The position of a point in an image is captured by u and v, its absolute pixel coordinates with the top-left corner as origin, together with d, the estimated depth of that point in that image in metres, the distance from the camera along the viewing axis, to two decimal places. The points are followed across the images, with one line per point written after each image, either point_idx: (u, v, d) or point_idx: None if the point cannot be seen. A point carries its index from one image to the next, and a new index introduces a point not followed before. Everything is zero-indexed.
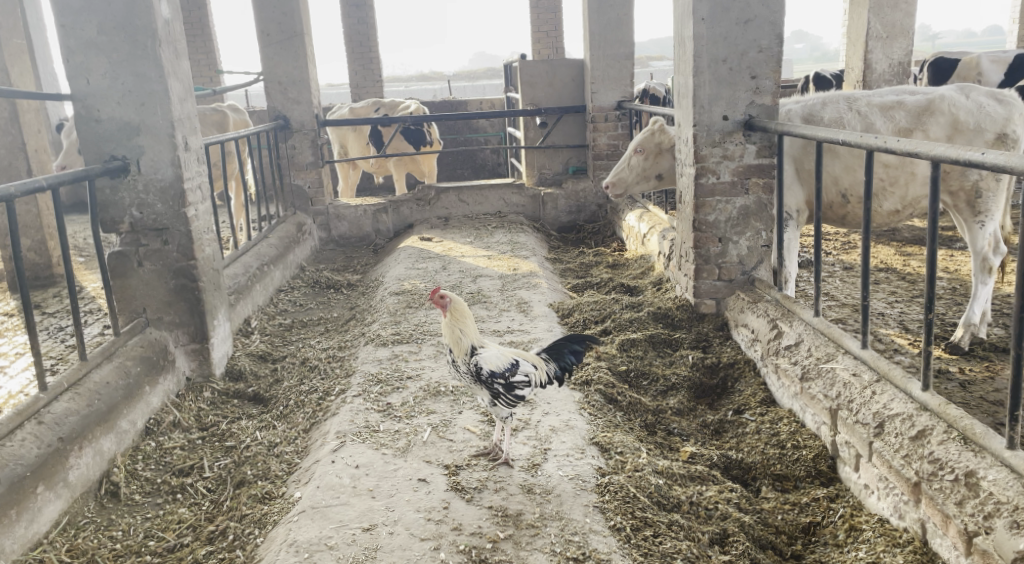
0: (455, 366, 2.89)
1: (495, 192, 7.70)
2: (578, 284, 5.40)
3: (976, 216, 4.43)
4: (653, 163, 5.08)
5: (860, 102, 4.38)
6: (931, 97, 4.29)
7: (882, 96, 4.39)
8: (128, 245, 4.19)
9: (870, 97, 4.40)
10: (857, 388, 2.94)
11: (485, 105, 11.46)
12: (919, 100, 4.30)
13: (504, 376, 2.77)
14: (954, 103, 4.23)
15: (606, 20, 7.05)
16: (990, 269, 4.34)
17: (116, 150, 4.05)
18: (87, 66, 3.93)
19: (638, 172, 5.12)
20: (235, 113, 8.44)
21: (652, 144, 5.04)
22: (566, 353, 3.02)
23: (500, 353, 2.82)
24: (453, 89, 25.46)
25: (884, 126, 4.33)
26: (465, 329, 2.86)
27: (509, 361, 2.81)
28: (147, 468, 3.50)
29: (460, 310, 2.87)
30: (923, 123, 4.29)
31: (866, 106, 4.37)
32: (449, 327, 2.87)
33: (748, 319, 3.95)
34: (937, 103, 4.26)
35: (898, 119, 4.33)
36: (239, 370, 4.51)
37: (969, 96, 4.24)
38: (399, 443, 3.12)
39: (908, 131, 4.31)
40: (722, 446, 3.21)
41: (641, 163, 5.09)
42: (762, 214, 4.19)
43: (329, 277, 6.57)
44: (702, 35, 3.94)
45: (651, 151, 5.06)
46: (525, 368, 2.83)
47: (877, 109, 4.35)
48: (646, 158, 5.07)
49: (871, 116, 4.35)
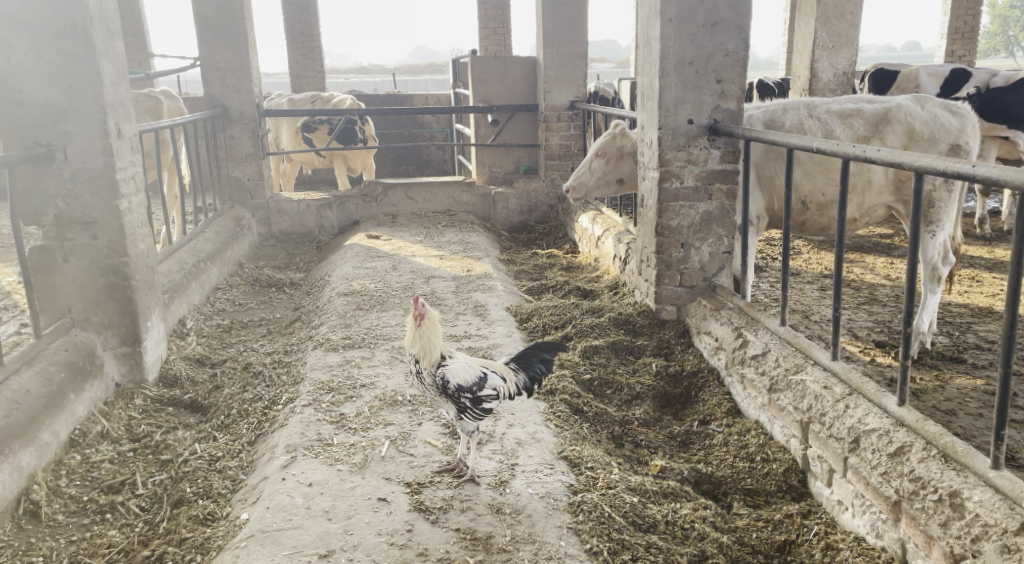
0: (419, 378, 2.72)
1: (444, 190, 7.53)
2: (533, 286, 5.27)
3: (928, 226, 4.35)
4: (614, 168, 4.98)
5: (820, 109, 4.35)
6: (888, 106, 4.28)
7: (840, 103, 4.37)
8: (51, 239, 3.88)
9: (829, 104, 4.37)
10: (830, 401, 2.85)
11: (431, 100, 11.22)
12: (878, 109, 4.29)
13: (472, 391, 2.63)
14: (910, 113, 4.22)
15: (560, 18, 6.94)
16: (938, 279, 4.35)
17: (39, 136, 3.73)
18: (9, 44, 3.61)
19: (598, 176, 5.02)
20: (170, 101, 8.05)
21: (613, 149, 4.94)
22: (535, 363, 2.88)
23: (470, 365, 2.67)
24: (394, 82, 25.10)
25: (843, 134, 4.30)
26: (434, 339, 2.70)
27: (479, 374, 2.67)
28: (71, 484, 3.26)
29: (432, 318, 2.71)
30: (880, 132, 4.28)
31: (825, 113, 4.34)
32: (416, 334, 2.71)
33: (710, 327, 3.88)
34: (894, 112, 4.25)
35: (856, 127, 4.31)
36: (174, 375, 4.25)
37: (925, 106, 4.24)
38: (355, 459, 2.93)
39: (866, 139, 4.30)
40: (691, 459, 3.10)
41: (602, 167, 4.99)
42: (724, 220, 4.12)
43: (270, 275, 6.30)
44: (669, 36, 3.85)
45: (612, 156, 4.95)
46: (494, 382, 2.69)
47: (836, 117, 4.32)
48: (607, 162, 4.97)
49: (830, 123, 4.32)
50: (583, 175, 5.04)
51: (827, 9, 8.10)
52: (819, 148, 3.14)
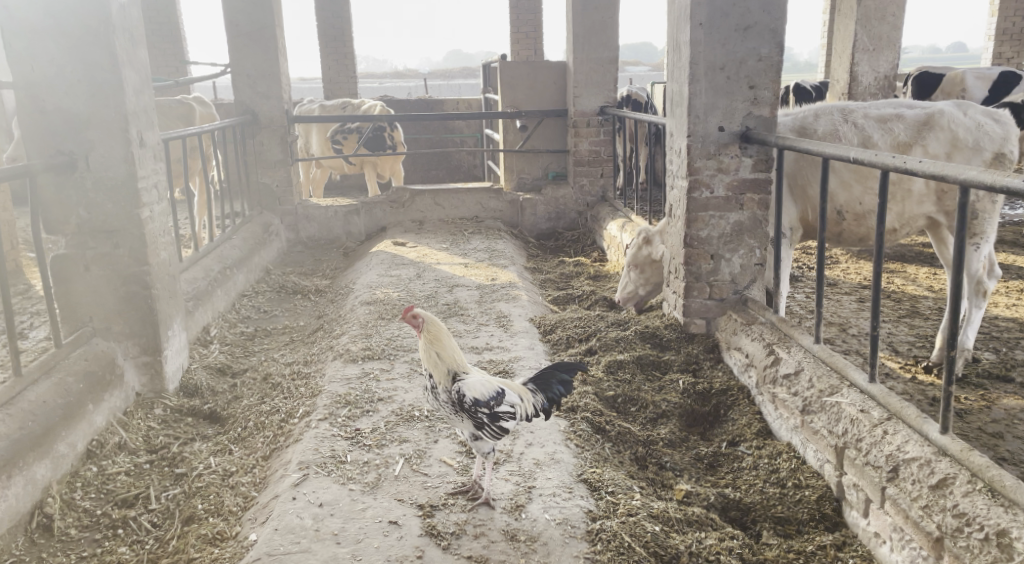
0: (435, 395, 2.64)
1: (472, 196, 7.45)
2: (559, 296, 5.16)
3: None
4: (652, 272, 4.57)
5: (856, 114, 4.17)
6: (930, 111, 4.07)
7: (879, 108, 4.18)
8: (73, 247, 3.85)
9: (866, 109, 4.19)
10: (867, 426, 2.70)
11: (462, 105, 11.16)
12: (918, 114, 4.09)
13: (488, 406, 2.52)
14: (954, 119, 4.00)
15: (591, 22, 6.82)
16: (982, 294, 4.12)
17: (61, 144, 3.70)
18: (32, 52, 3.59)
19: (641, 286, 4.61)
20: (202, 107, 8.07)
21: (640, 256, 4.56)
22: (555, 383, 2.76)
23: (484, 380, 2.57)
24: (428, 87, 25.17)
25: (881, 140, 4.11)
26: (444, 353, 2.62)
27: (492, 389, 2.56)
28: (86, 497, 3.22)
29: (438, 332, 2.64)
30: (921, 139, 4.07)
31: (862, 119, 4.16)
32: (425, 349, 2.64)
33: (741, 343, 3.73)
34: (936, 118, 4.03)
35: (895, 133, 4.11)
36: (194, 385, 4.21)
37: (969, 112, 4.01)
38: (368, 478, 2.84)
39: (905, 146, 4.10)
40: (718, 483, 2.96)
41: (641, 276, 4.59)
42: (757, 231, 3.97)
43: (296, 282, 6.26)
44: (699, 40, 3.72)
45: (645, 263, 4.56)
46: (511, 398, 2.57)
47: (874, 122, 4.13)
48: (643, 271, 4.57)
49: (867, 129, 4.13)
50: (624, 287, 4.65)
51: (868, 11, 7.87)
52: (856, 158, 2.98)
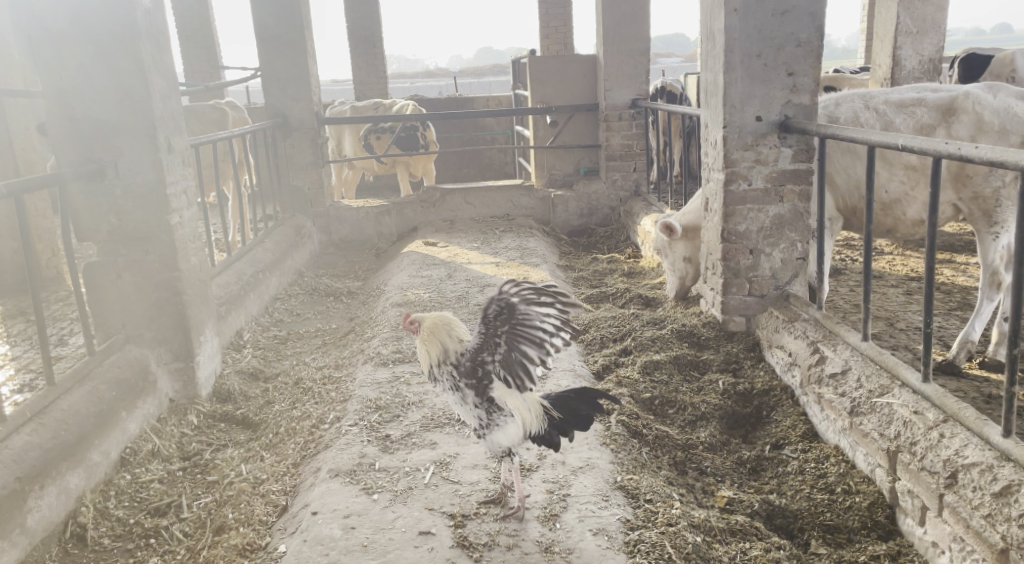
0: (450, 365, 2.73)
1: (503, 194, 7.35)
2: (592, 294, 5.04)
3: (990, 227, 3.88)
4: (676, 255, 4.51)
5: (877, 99, 4.00)
6: (955, 94, 3.85)
7: (901, 92, 4.00)
8: (105, 254, 3.83)
9: (888, 94, 4.01)
10: (922, 429, 2.55)
11: (492, 102, 11.07)
12: (942, 97, 3.88)
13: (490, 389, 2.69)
14: (979, 102, 3.77)
15: (621, 14, 6.70)
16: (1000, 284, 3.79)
17: (90, 152, 3.68)
18: (60, 59, 3.57)
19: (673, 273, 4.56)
20: (234, 111, 8.10)
21: (661, 240, 4.57)
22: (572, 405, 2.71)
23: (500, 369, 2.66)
24: (458, 86, 25.12)
25: (904, 125, 3.92)
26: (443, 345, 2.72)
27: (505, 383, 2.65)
28: (119, 506, 3.19)
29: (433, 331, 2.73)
30: (944, 122, 3.87)
31: (883, 104, 3.98)
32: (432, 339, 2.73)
33: (784, 341, 3.59)
34: (960, 101, 3.82)
35: (919, 117, 3.91)
36: (227, 390, 4.18)
37: (997, 95, 3.77)
38: (398, 486, 2.77)
39: (930, 129, 3.89)
40: (762, 489, 2.83)
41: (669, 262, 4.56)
42: (798, 224, 3.82)
43: (329, 284, 6.22)
44: (734, 27, 3.58)
45: (665, 248, 4.57)
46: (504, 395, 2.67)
47: (896, 107, 3.95)
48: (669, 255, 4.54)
49: (889, 113, 3.95)
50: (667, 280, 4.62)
51: None
52: (905, 145, 2.82)
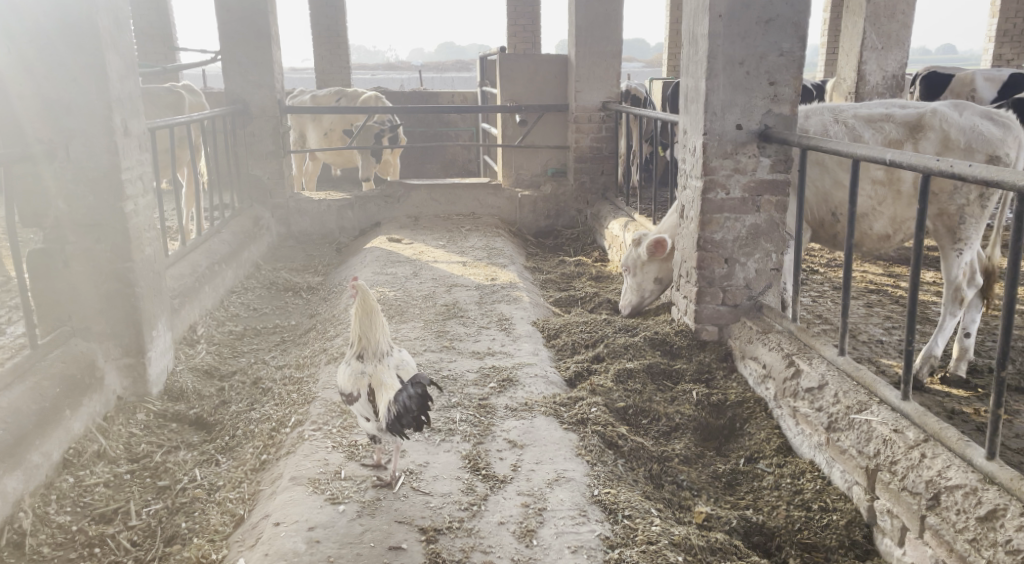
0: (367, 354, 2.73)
1: (469, 192, 7.25)
2: (561, 298, 4.97)
3: (954, 243, 3.85)
4: (645, 276, 4.44)
5: (846, 114, 3.98)
6: (922, 111, 3.85)
7: (869, 108, 3.98)
8: (52, 242, 3.61)
9: (857, 109, 4.00)
10: (903, 448, 2.53)
11: (458, 98, 10.94)
12: (910, 113, 3.87)
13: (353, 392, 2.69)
14: (946, 119, 3.77)
15: (594, 15, 6.65)
16: (961, 301, 3.78)
17: (40, 133, 3.46)
18: (5, 34, 3.35)
19: (636, 291, 4.49)
20: (192, 96, 7.84)
21: (631, 258, 4.48)
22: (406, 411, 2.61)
23: (357, 374, 2.69)
24: (421, 81, 24.87)
25: (872, 140, 3.90)
26: (363, 325, 2.74)
27: (356, 388, 2.68)
28: (62, 511, 3.01)
29: (366, 307, 2.76)
30: (911, 138, 3.85)
31: (852, 118, 3.96)
32: (358, 317, 2.75)
33: (757, 352, 3.55)
34: (927, 117, 3.81)
35: (887, 133, 3.90)
36: (180, 388, 4.00)
37: (963, 113, 3.77)
38: (366, 496, 2.64)
39: (898, 145, 3.88)
40: (738, 504, 2.77)
41: (634, 281, 4.48)
42: (773, 234, 3.79)
43: (288, 278, 6.04)
44: (718, 33, 3.53)
45: (634, 266, 4.46)
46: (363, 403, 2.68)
47: (864, 122, 3.93)
48: (634, 275, 4.46)
49: (858, 128, 3.93)
50: (623, 294, 4.57)
51: (877, 8, 7.70)
52: (893, 160, 2.79)
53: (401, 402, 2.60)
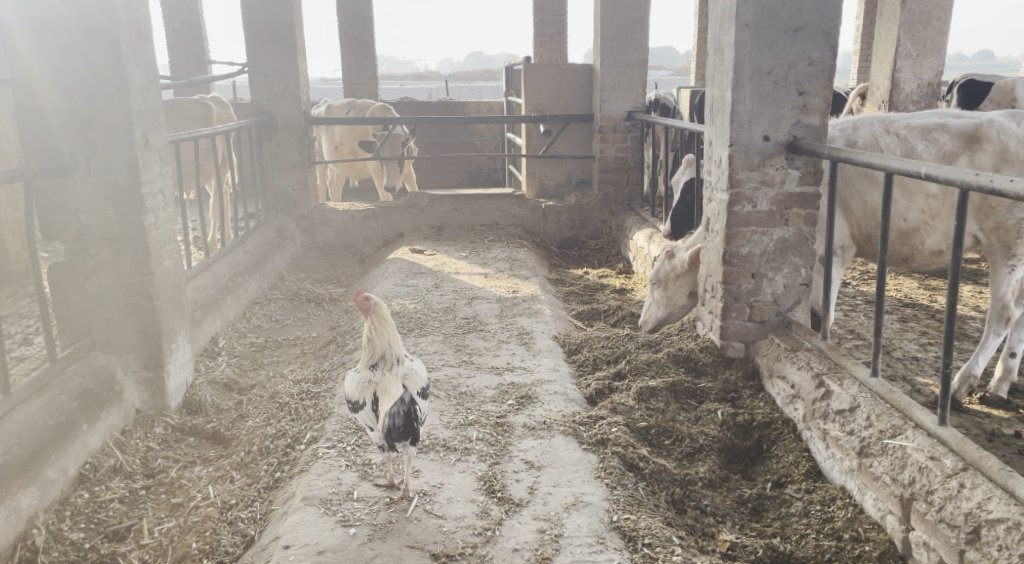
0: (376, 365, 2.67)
1: (493, 202, 7.18)
2: (584, 311, 4.87)
3: (994, 258, 3.70)
4: (678, 288, 4.24)
5: (897, 124, 3.84)
6: (979, 121, 3.68)
7: (922, 118, 3.83)
8: (73, 255, 3.60)
9: (909, 119, 3.85)
10: (940, 477, 2.41)
11: (484, 108, 10.91)
12: (965, 124, 3.71)
13: (356, 402, 2.66)
14: (1004, 130, 3.59)
15: (620, 24, 6.57)
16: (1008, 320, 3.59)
17: (61, 146, 3.46)
18: (30, 49, 3.36)
19: (666, 305, 4.28)
20: (220, 107, 7.88)
21: (663, 271, 4.26)
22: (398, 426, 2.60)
23: (362, 383, 2.65)
24: (449, 91, 24.91)
25: (925, 152, 3.75)
26: (376, 335, 2.68)
27: (361, 397, 2.64)
28: (75, 528, 2.98)
29: (380, 318, 2.69)
30: (967, 150, 3.68)
31: (905, 129, 3.82)
32: (370, 327, 2.69)
33: (785, 371, 3.43)
34: (983, 128, 3.64)
35: (941, 144, 3.74)
36: (198, 401, 3.97)
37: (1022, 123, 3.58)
38: (378, 519, 2.58)
39: (952, 157, 3.71)
40: (765, 532, 2.66)
41: (666, 294, 4.26)
42: (802, 249, 3.67)
43: (311, 289, 6.02)
44: (745, 43, 3.43)
45: (668, 278, 4.24)
46: (365, 414, 2.65)
47: (918, 133, 3.79)
48: (665, 288, 4.25)
49: (910, 139, 3.79)
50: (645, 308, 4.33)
51: (912, 15, 7.52)
52: (929, 174, 2.67)
53: (391, 417, 2.59)
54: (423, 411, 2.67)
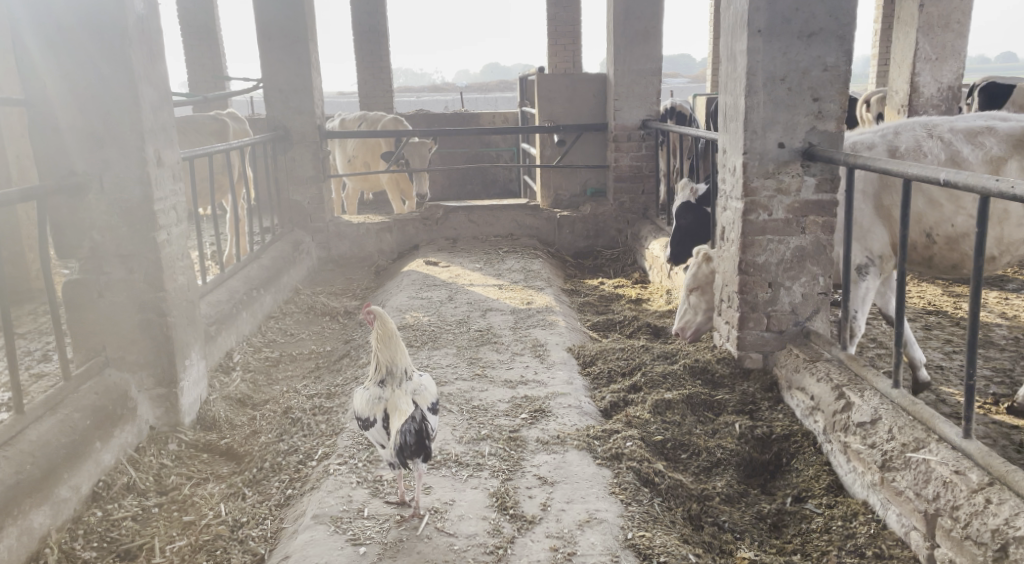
0: (386, 381, 2.63)
1: (507, 213, 7.15)
2: (599, 322, 4.82)
3: None
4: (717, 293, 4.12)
5: (942, 127, 3.72)
6: None
7: (965, 121, 3.74)
8: (87, 273, 3.61)
9: (952, 123, 3.74)
10: (965, 492, 2.33)
11: (498, 119, 10.90)
12: (1012, 127, 3.66)
13: (367, 419, 2.61)
14: None
15: (634, 32, 6.53)
16: None
17: (74, 164, 3.47)
18: (47, 69, 3.38)
19: (705, 310, 4.15)
20: (235, 122, 7.92)
21: (700, 276, 4.13)
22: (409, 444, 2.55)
23: (372, 400, 2.60)
24: (464, 101, 25.02)
25: (972, 156, 3.66)
26: (385, 350, 2.64)
27: (373, 414, 2.60)
28: (88, 547, 2.97)
29: (387, 332, 2.66)
30: (1015, 154, 3.64)
31: (949, 133, 3.71)
32: (379, 342, 2.65)
33: (804, 383, 3.36)
34: None
35: (987, 149, 3.66)
36: (212, 417, 3.95)
37: None
38: (388, 537, 2.54)
39: (1001, 161, 3.65)
40: (784, 549, 2.59)
41: (704, 299, 4.13)
42: (820, 257, 3.61)
43: (326, 303, 6.01)
44: (758, 49, 3.38)
45: (707, 283, 4.12)
46: (377, 431, 2.60)
47: (963, 136, 3.69)
48: (702, 294, 4.13)
49: (956, 143, 3.68)
50: (681, 315, 4.20)
51: (931, 18, 7.43)
52: (948, 180, 2.60)
53: (403, 434, 2.54)
54: (434, 427, 2.64)
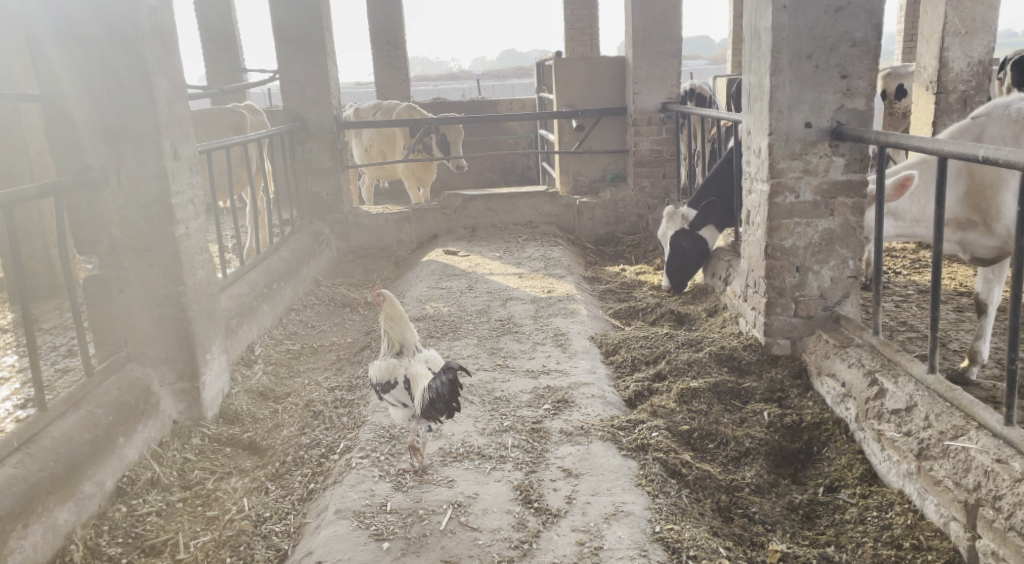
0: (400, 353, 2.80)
1: (526, 201, 7.05)
2: (622, 309, 4.75)
3: None
4: None
5: None
6: None
7: None
8: (106, 268, 3.59)
9: None
10: (1008, 483, 2.25)
11: (516, 105, 10.81)
12: None
13: (387, 382, 2.71)
14: None
15: (653, 13, 6.40)
16: None
17: (91, 160, 3.44)
18: (62, 64, 3.35)
19: None
20: (253, 115, 7.90)
21: None
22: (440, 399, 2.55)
23: (390, 364, 2.73)
24: (482, 89, 24.94)
25: None
26: (399, 323, 2.81)
27: (392, 377, 2.71)
28: (113, 543, 2.95)
29: (396, 307, 2.83)
30: None
31: None
32: (389, 315, 2.82)
33: (835, 369, 3.28)
34: None
35: None
36: (235, 411, 3.93)
37: None
38: (411, 533, 2.49)
39: None
40: (818, 541, 2.53)
41: None
42: (850, 239, 3.51)
43: (346, 294, 5.98)
44: (783, 25, 3.28)
45: None
46: (397, 392, 2.70)
47: None
48: None
49: None
50: None
51: None
52: (987, 157, 2.50)
53: (435, 387, 2.55)
54: None
